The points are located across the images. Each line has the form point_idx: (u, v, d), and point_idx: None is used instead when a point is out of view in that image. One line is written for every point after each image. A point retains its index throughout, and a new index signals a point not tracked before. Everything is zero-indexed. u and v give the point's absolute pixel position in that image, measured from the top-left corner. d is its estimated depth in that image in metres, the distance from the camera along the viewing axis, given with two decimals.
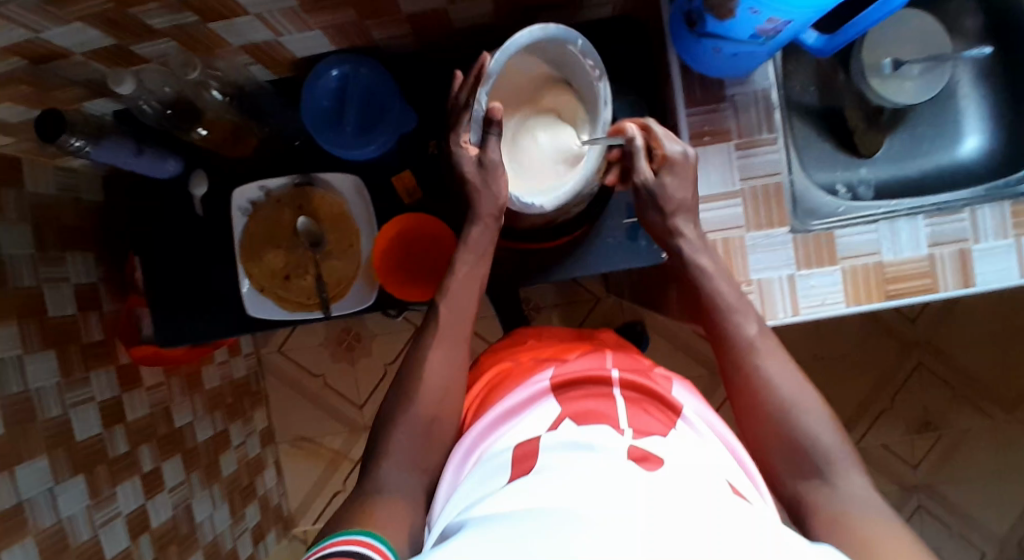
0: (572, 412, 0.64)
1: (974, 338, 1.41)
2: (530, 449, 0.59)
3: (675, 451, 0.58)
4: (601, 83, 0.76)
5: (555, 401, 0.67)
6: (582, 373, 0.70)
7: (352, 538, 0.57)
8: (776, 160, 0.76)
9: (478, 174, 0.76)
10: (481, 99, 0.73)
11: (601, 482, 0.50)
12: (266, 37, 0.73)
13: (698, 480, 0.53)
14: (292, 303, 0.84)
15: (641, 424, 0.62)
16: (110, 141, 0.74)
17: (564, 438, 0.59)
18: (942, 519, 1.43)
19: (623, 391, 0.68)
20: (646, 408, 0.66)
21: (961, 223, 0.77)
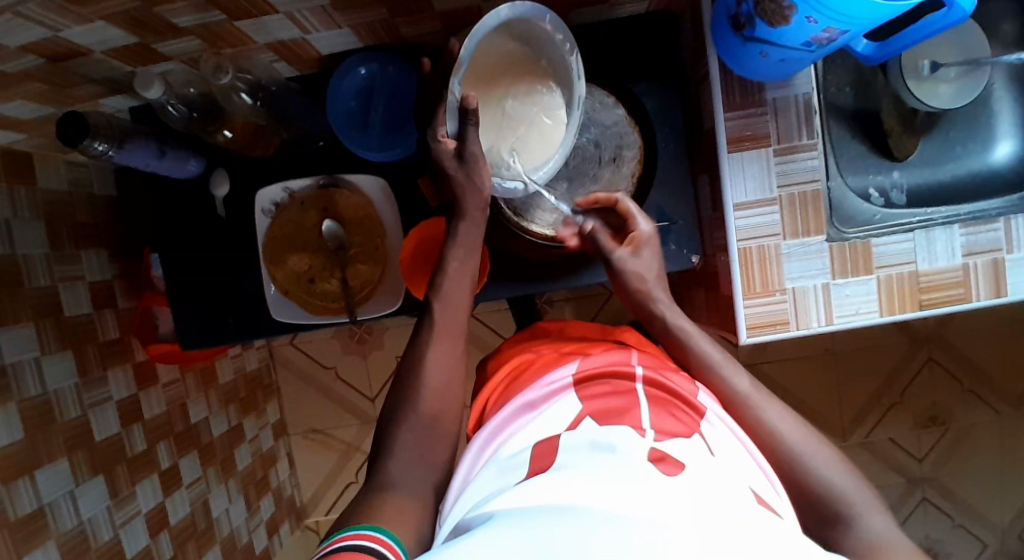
0: (593, 410, 0.63)
1: (985, 334, 1.41)
2: (550, 448, 0.59)
3: (697, 455, 0.57)
4: (573, 57, 0.73)
5: (574, 396, 0.66)
6: (604, 369, 0.69)
7: (361, 533, 0.54)
8: (815, 167, 0.75)
9: (460, 168, 0.72)
10: (455, 88, 0.70)
11: (629, 484, 0.49)
12: (294, 35, 0.70)
13: (720, 485, 0.52)
14: (317, 307, 0.82)
15: (664, 424, 0.61)
16: (135, 143, 0.71)
17: (584, 437, 0.58)
18: (945, 511, 1.46)
19: (647, 388, 0.67)
20: (671, 409, 0.64)
21: (995, 233, 0.76)
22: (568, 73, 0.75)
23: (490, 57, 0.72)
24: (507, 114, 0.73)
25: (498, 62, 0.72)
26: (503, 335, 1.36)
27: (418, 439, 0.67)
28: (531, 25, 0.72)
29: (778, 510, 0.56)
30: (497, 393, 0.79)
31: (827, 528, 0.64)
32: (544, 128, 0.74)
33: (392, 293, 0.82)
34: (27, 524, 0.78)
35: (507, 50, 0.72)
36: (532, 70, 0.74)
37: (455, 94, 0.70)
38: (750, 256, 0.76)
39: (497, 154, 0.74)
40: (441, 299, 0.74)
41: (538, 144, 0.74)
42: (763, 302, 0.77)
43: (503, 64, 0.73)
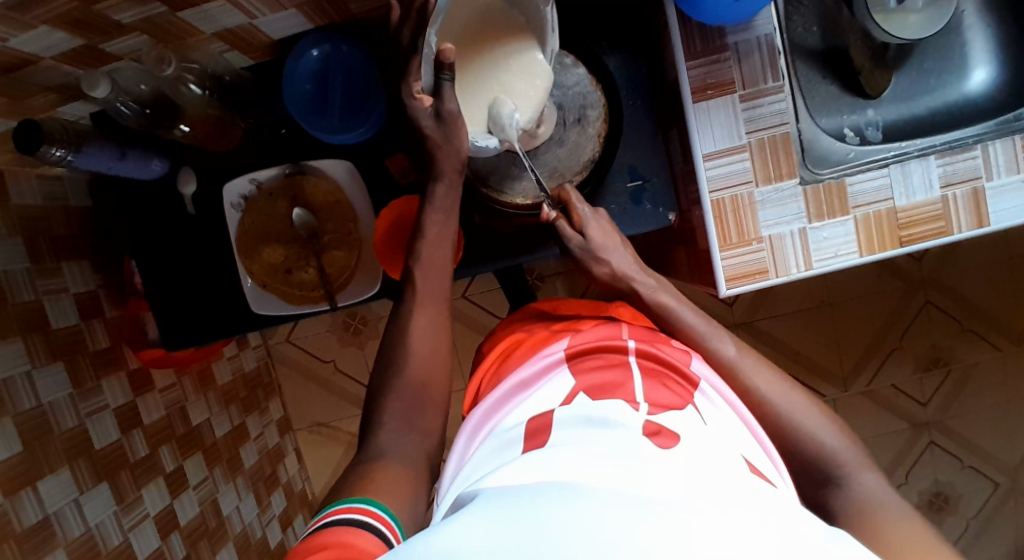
0: (586, 386, 0.63)
1: (982, 271, 1.39)
2: (546, 421, 0.59)
3: (691, 426, 0.57)
4: (549, 6, 0.66)
5: (569, 373, 0.66)
6: (596, 344, 0.68)
7: (355, 507, 0.53)
8: (783, 109, 0.74)
9: (437, 128, 0.70)
10: (431, 40, 0.66)
11: (617, 454, 0.49)
12: (240, 21, 0.69)
13: (714, 455, 0.52)
14: (296, 297, 0.82)
15: (657, 396, 0.60)
16: (92, 147, 0.71)
17: (578, 412, 0.58)
18: (953, 452, 1.45)
19: (641, 361, 0.66)
20: (666, 381, 0.64)
21: (973, 161, 0.75)
22: (544, 23, 0.69)
23: (462, 15, 0.69)
24: (485, 71, 0.71)
25: (475, 19, 0.70)
26: (495, 315, 1.36)
27: (401, 416, 0.67)
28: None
29: (772, 478, 0.56)
30: (490, 373, 0.79)
31: (816, 471, 0.63)
32: (527, 82, 0.70)
33: (368, 276, 0.81)
34: (35, 534, 0.79)
35: (483, 6, 0.70)
36: (513, 26, 0.70)
37: (431, 46, 0.66)
38: (723, 206, 0.75)
39: (478, 110, 0.72)
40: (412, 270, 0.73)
41: (519, 98, 0.71)
42: (740, 252, 0.76)
43: (482, 22, 0.70)
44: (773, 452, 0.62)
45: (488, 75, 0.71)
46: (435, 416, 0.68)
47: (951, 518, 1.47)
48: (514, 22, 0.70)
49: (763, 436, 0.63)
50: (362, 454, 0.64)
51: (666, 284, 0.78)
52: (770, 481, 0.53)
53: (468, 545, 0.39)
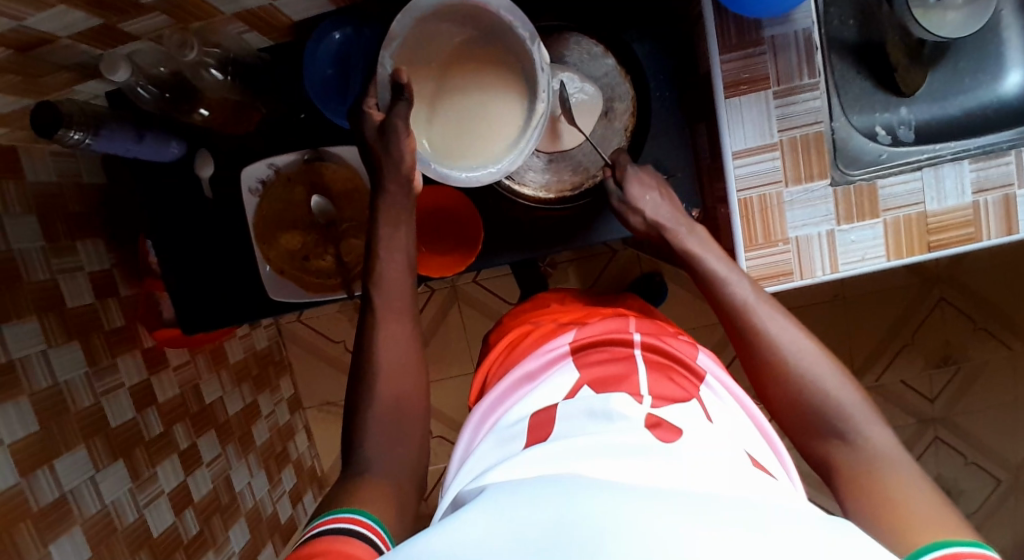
0: (590, 379, 0.62)
1: (998, 271, 1.38)
2: (548, 417, 0.58)
3: (695, 421, 0.56)
4: (535, 48, 0.69)
5: (574, 366, 0.65)
6: (602, 337, 0.67)
7: (342, 517, 0.53)
8: (818, 107, 0.72)
9: (379, 138, 0.69)
10: (387, 60, 0.68)
11: (621, 448, 0.49)
12: (262, 2, 0.67)
13: (724, 452, 0.51)
14: (314, 285, 0.81)
15: (664, 391, 0.60)
16: (110, 128, 0.69)
17: (582, 403, 0.57)
18: (957, 449, 1.46)
19: (646, 354, 0.65)
20: (671, 373, 0.63)
21: (1006, 167, 0.73)
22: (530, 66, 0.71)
23: (435, 45, 0.70)
24: (460, 110, 0.71)
25: (446, 46, 0.70)
26: (507, 301, 1.35)
27: (411, 418, 0.66)
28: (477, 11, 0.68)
29: (774, 471, 0.55)
30: (498, 364, 0.77)
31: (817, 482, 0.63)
32: (501, 121, 0.72)
33: None
34: (51, 513, 0.80)
35: (459, 40, 0.70)
36: (495, 62, 0.71)
37: (386, 66, 0.68)
38: (751, 206, 0.74)
39: (448, 142, 0.72)
40: (402, 274, 0.71)
41: (496, 136, 0.72)
42: (765, 253, 0.75)
43: (455, 51, 0.70)
44: (784, 456, 0.61)
45: (461, 113, 0.71)
46: (419, 428, 0.67)
47: None
48: (489, 54, 0.71)
49: (772, 434, 0.62)
50: (378, 452, 0.63)
51: (711, 240, 0.71)
52: (772, 475, 0.52)
53: (473, 530, 0.38)
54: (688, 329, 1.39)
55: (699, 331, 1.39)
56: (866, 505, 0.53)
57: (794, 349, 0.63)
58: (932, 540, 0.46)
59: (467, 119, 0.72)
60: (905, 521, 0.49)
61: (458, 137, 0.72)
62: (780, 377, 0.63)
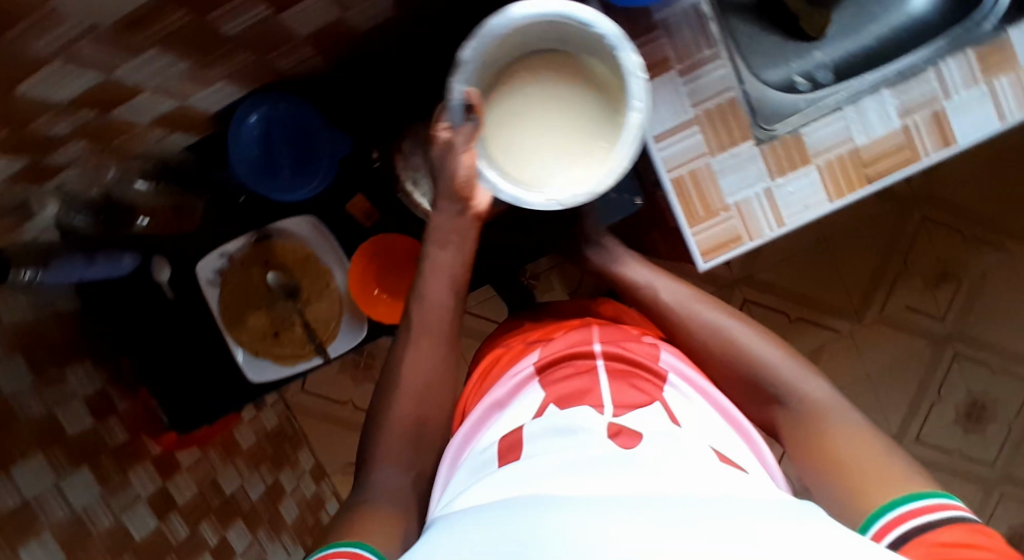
0: (556, 396, 0.62)
1: (972, 179, 1.38)
2: (514, 442, 0.57)
3: (659, 424, 0.56)
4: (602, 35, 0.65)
5: (539, 387, 0.65)
6: (565, 352, 0.68)
7: (344, 549, 0.51)
8: (724, 75, 0.73)
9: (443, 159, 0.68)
10: (455, 87, 0.66)
11: (593, 462, 0.48)
12: (173, 105, 0.69)
13: (689, 453, 0.51)
14: (289, 359, 0.83)
15: (626, 400, 0.59)
16: (59, 259, 0.72)
17: (548, 423, 0.57)
18: (981, 360, 1.43)
19: (608, 363, 0.65)
20: (633, 380, 0.63)
21: (928, 84, 0.74)
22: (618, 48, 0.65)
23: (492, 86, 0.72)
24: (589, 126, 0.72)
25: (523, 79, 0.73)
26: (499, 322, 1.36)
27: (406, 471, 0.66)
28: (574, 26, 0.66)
29: (741, 463, 0.54)
30: (472, 392, 0.77)
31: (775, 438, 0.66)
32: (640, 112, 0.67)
33: (355, 318, 0.84)
34: None
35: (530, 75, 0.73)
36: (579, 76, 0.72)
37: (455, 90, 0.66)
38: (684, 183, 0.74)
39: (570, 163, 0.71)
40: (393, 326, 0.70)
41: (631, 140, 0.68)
42: (708, 226, 0.75)
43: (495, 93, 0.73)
44: (753, 434, 0.62)
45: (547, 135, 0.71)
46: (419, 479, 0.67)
47: (992, 426, 1.46)
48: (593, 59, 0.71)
49: (736, 414, 0.64)
50: None
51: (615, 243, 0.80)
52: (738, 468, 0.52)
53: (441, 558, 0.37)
54: None
55: None
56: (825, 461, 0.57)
57: (719, 328, 0.69)
58: (903, 494, 0.50)
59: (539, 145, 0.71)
60: (853, 475, 0.54)
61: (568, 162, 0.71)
62: (711, 352, 0.68)
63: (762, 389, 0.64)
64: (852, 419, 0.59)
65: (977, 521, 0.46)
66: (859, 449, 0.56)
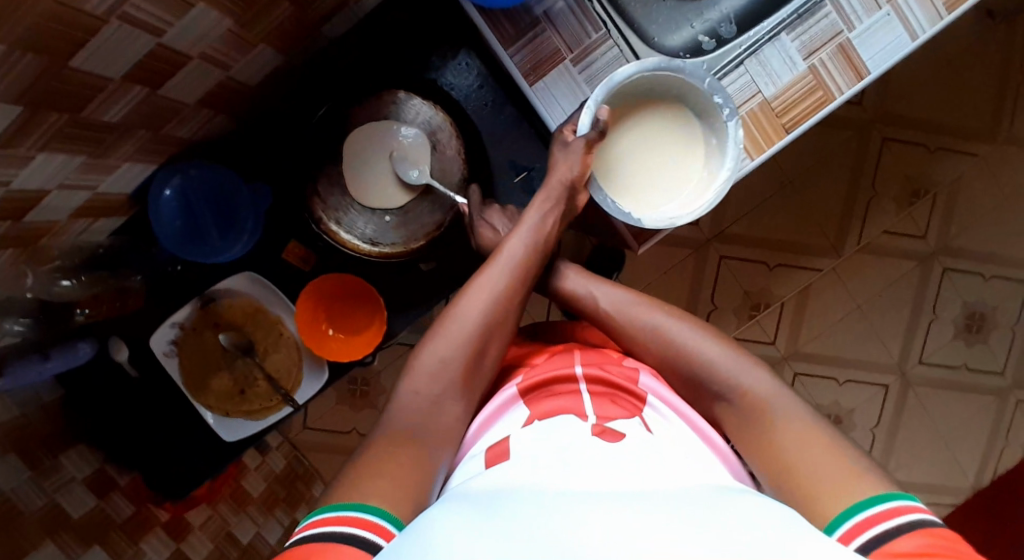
0: (539, 412, 0.57)
1: (927, 88, 1.34)
2: (502, 450, 0.53)
3: (642, 437, 0.53)
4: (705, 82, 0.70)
5: (524, 406, 0.60)
6: (544, 378, 0.61)
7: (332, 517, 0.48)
8: (618, 54, 0.73)
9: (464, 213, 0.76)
10: (587, 119, 0.70)
11: (582, 460, 0.45)
12: (86, 196, 0.69)
13: (671, 462, 0.48)
14: (259, 412, 0.85)
15: (609, 414, 0.56)
16: (12, 367, 0.72)
17: (534, 429, 0.54)
18: (971, 269, 1.41)
19: (590, 385, 0.60)
20: (614, 400, 0.59)
21: (828, 18, 0.72)
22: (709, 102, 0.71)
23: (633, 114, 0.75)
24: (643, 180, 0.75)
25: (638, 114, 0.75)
26: None
27: None
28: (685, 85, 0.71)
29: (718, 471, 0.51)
30: None
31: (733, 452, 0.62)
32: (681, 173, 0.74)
33: (313, 362, 0.85)
34: None
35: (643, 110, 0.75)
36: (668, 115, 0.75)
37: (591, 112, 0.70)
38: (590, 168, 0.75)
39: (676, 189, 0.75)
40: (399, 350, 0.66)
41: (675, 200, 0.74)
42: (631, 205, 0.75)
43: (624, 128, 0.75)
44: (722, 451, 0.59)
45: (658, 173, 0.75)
46: None
47: (994, 333, 1.44)
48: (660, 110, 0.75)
49: (701, 426, 0.61)
50: None
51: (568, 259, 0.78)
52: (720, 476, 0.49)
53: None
54: (664, 276, 1.38)
55: (673, 276, 1.38)
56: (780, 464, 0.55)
57: (674, 333, 0.67)
58: (864, 495, 0.49)
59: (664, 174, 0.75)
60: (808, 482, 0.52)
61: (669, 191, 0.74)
62: (668, 359, 0.66)
63: (713, 391, 0.62)
64: (804, 423, 0.58)
65: (939, 526, 0.46)
66: (817, 455, 0.54)
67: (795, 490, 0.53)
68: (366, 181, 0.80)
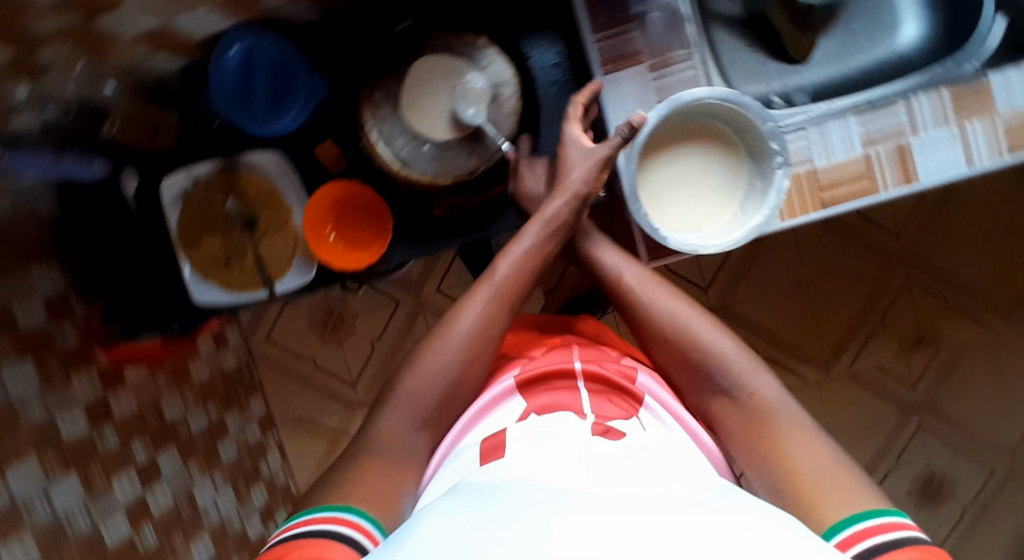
0: (536, 406, 0.60)
1: (965, 243, 1.37)
2: (499, 444, 0.56)
3: (637, 438, 0.55)
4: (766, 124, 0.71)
5: (521, 398, 0.63)
6: (542, 370, 0.64)
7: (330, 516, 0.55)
8: (693, 76, 0.75)
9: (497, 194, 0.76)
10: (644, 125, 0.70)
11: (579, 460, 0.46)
12: (153, 25, 0.68)
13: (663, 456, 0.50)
14: (236, 287, 0.85)
15: (607, 414, 0.59)
16: (29, 149, 0.74)
17: (529, 428, 0.56)
18: (947, 433, 1.40)
19: (588, 383, 0.64)
20: (611, 398, 0.62)
21: (896, 116, 0.74)
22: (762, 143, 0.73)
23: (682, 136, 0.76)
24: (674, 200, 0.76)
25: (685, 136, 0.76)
26: None
27: None
28: (746, 120, 0.72)
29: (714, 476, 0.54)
30: None
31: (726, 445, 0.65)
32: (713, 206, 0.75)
33: (305, 258, 0.85)
34: None
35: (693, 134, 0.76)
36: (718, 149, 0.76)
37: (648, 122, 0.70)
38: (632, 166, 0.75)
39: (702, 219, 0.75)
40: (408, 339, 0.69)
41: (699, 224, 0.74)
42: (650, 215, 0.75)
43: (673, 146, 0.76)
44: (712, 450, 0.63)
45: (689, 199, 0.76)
46: None
47: (948, 504, 1.42)
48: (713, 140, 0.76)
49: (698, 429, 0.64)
50: None
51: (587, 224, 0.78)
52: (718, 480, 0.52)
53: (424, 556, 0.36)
54: None
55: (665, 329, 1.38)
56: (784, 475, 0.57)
57: (691, 326, 0.67)
58: (853, 512, 0.52)
59: (696, 202, 0.76)
60: (813, 497, 0.54)
61: (695, 218, 0.75)
62: (683, 349, 0.66)
63: (720, 385, 0.64)
64: (805, 428, 0.60)
65: (930, 543, 0.48)
66: (820, 466, 0.56)
67: (795, 498, 0.56)
68: (420, 108, 0.80)
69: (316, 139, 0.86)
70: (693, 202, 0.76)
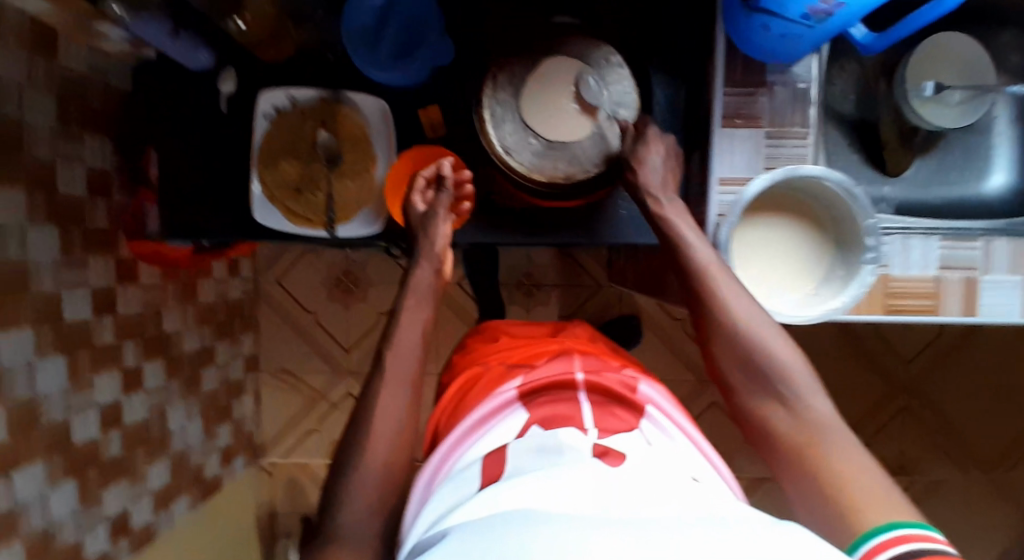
0: (537, 418, 0.61)
1: (964, 391, 1.40)
2: (499, 463, 0.53)
3: (636, 447, 0.55)
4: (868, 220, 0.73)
5: (523, 410, 0.63)
6: (544, 381, 0.66)
7: None
8: (802, 154, 0.77)
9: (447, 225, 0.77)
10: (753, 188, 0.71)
11: (576, 481, 0.44)
12: None
13: (665, 469, 0.49)
14: (298, 218, 0.84)
15: (607, 425, 0.59)
16: (150, 15, 0.73)
17: (531, 442, 0.55)
18: None
19: (587, 394, 0.65)
20: (612, 408, 0.63)
21: (973, 251, 0.77)
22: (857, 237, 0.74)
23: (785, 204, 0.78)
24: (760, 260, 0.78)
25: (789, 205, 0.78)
26: None
27: None
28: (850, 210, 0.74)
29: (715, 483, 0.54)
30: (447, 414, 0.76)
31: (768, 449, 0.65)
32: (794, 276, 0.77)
33: (374, 212, 0.84)
34: None
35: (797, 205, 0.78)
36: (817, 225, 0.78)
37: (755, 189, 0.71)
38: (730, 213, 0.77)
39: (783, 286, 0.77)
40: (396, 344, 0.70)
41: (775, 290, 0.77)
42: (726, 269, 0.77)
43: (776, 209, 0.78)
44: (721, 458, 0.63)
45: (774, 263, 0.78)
46: None
47: None
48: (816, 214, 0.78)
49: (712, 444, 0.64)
50: None
51: (686, 210, 0.76)
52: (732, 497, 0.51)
53: None
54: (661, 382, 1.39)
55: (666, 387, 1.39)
56: (821, 487, 0.58)
57: (760, 336, 0.68)
58: (885, 521, 0.52)
59: (781, 268, 0.78)
60: (856, 509, 0.54)
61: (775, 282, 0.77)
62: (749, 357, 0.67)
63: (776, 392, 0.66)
64: (850, 443, 0.61)
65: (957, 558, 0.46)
66: (870, 483, 0.56)
67: (837, 505, 0.56)
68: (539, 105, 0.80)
69: (423, 100, 0.86)
70: (777, 266, 0.78)
